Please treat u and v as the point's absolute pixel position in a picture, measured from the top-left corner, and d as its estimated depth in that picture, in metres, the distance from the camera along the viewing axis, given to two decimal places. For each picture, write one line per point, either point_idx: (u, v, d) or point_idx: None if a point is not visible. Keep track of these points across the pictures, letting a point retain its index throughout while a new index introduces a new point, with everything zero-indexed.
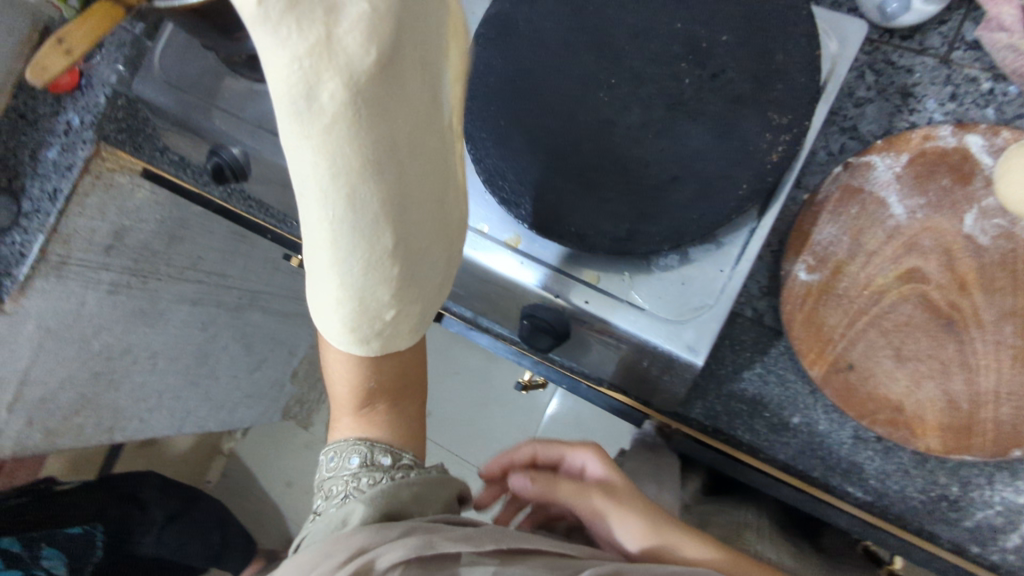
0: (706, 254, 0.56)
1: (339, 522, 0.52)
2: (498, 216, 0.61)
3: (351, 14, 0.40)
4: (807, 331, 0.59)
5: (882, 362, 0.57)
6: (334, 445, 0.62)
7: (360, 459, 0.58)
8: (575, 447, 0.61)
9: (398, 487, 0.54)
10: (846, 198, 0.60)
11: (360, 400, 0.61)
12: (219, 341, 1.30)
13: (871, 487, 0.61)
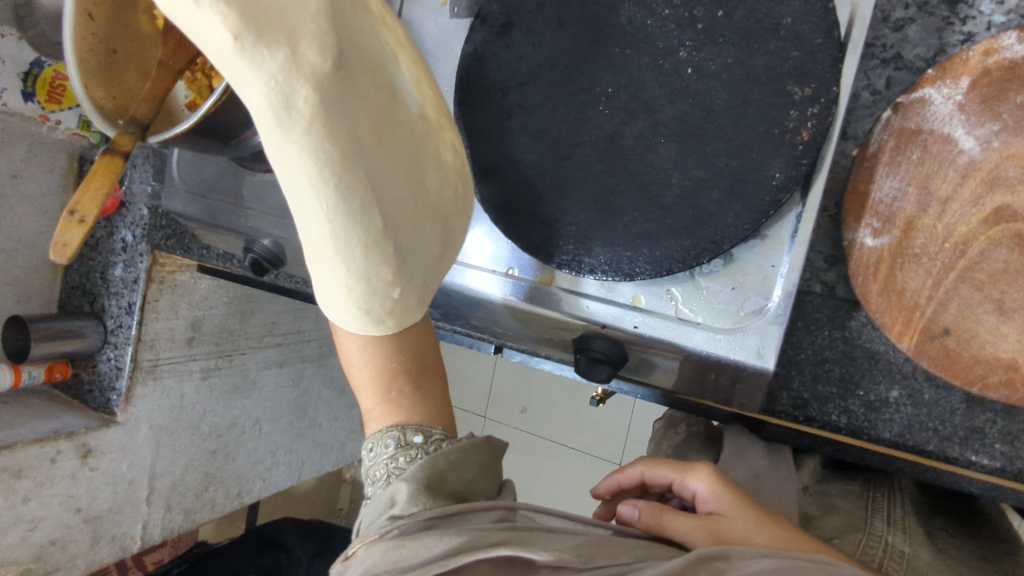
0: (752, 251, 0.51)
1: (388, 510, 0.48)
2: (526, 257, 0.59)
3: (306, 33, 0.43)
4: (886, 300, 0.53)
5: (983, 320, 0.51)
6: (369, 437, 0.57)
7: (395, 442, 0.54)
8: (681, 473, 0.55)
9: (435, 459, 0.50)
10: (903, 144, 0.53)
11: (385, 382, 0.57)
12: (314, 391, 1.36)
13: (999, 452, 0.54)
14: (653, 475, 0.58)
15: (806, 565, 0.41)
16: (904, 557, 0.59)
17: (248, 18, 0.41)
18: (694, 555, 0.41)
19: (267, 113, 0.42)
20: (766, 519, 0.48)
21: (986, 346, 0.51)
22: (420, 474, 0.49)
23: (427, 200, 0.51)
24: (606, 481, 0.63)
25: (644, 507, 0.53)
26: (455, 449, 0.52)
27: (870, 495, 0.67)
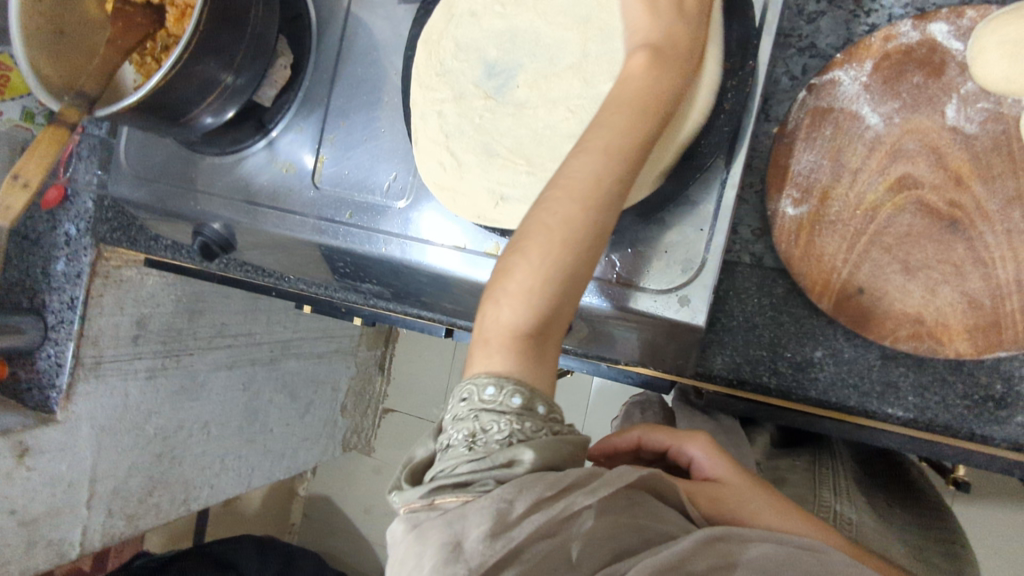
0: (684, 217, 0.55)
1: (496, 476, 0.36)
2: (474, 229, 0.62)
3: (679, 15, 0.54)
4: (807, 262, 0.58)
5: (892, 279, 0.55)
6: (481, 378, 0.40)
7: (523, 401, 0.39)
8: (692, 437, 0.53)
9: (561, 445, 0.39)
10: (817, 121, 0.58)
11: (545, 328, 0.41)
12: (265, 397, 1.33)
13: (911, 404, 0.59)
14: (656, 439, 0.55)
15: (799, 551, 0.40)
16: (854, 519, 0.62)
17: None
18: (703, 533, 0.39)
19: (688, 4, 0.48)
20: (769, 491, 0.49)
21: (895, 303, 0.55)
22: (546, 455, 0.38)
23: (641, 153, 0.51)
24: (601, 443, 0.58)
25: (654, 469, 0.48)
26: (578, 440, 0.41)
27: (817, 465, 0.70)
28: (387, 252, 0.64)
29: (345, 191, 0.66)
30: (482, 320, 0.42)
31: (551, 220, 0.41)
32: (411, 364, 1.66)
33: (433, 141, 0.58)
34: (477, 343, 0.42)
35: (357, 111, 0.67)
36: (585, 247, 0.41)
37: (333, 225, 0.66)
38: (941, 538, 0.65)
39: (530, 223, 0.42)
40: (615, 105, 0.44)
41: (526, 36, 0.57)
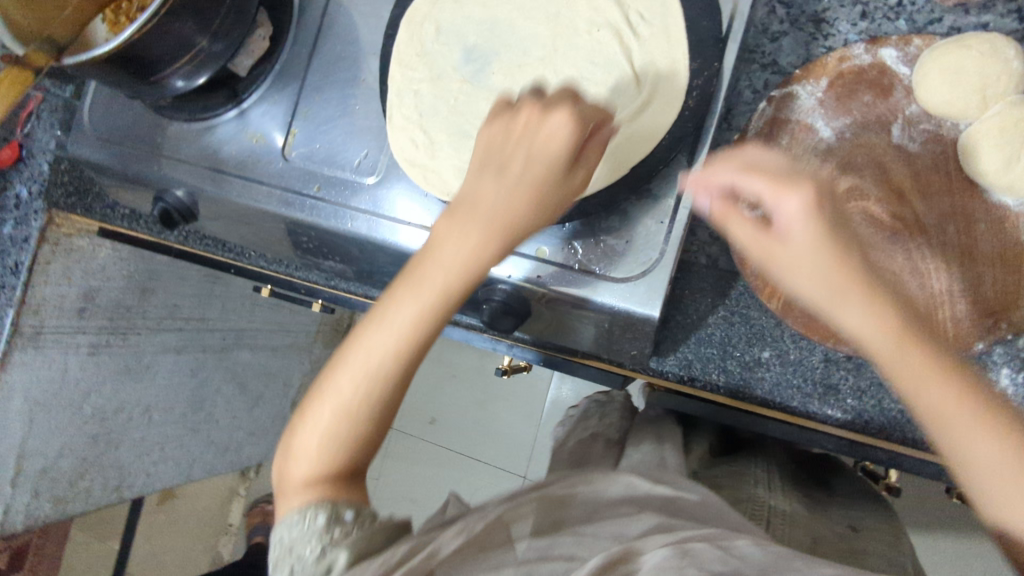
0: (645, 208, 0.57)
1: None
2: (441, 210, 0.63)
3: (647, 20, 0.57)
4: (807, 217, 0.59)
5: (852, 258, 0.58)
6: (286, 521, 0.42)
7: (327, 518, 0.41)
8: (786, 187, 0.59)
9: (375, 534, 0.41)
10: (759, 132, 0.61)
11: (343, 475, 0.44)
12: (213, 385, 1.30)
13: (848, 406, 0.62)
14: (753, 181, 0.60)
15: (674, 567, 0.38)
16: (785, 515, 0.63)
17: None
18: None
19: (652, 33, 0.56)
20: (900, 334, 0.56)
21: (846, 285, 0.58)
22: (359, 550, 0.40)
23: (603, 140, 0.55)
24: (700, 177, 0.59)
25: (821, 298, 0.59)
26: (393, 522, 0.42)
27: (752, 469, 0.72)
28: (352, 228, 0.64)
29: (316, 165, 0.66)
30: (281, 471, 0.45)
31: (377, 332, 0.44)
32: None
33: (407, 117, 0.59)
34: (300, 421, 0.45)
35: (333, 88, 0.68)
36: (399, 366, 0.44)
37: (301, 197, 0.66)
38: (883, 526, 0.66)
39: (335, 360, 0.46)
40: (472, 219, 0.45)
41: (504, 25, 0.59)
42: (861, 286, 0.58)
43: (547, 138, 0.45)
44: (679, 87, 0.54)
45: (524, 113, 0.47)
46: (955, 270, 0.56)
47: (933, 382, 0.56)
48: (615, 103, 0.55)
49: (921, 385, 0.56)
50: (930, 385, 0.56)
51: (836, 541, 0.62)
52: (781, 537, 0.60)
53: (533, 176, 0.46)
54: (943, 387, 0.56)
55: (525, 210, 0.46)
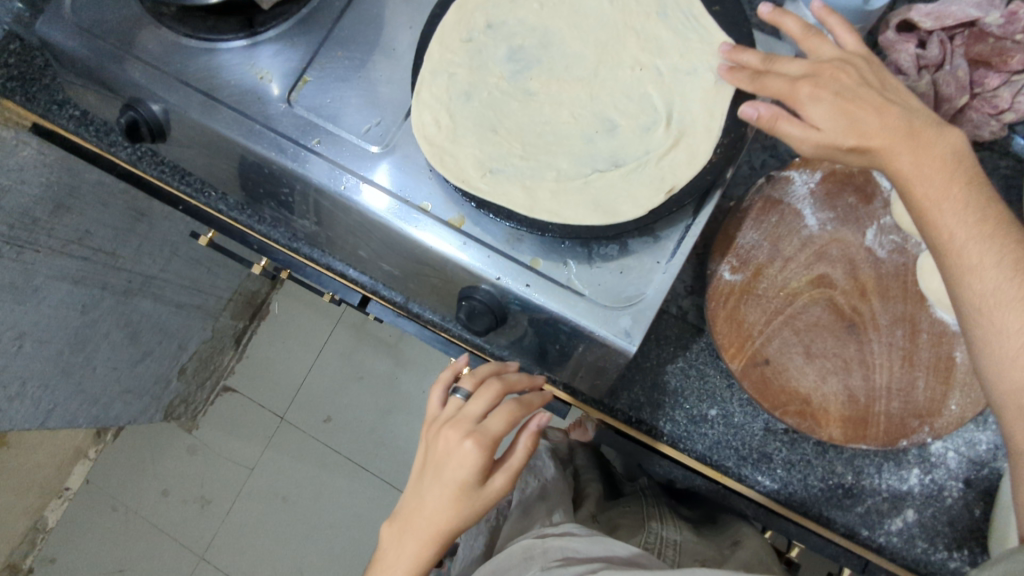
0: (644, 245, 0.58)
1: None
2: (442, 197, 0.61)
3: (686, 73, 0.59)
4: (820, 109, 0.51)
5: (903, 155, 0.49)
6: None
7: None
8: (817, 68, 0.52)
9: None
10: (812, 40, 0.55)
11: None
12: (101, 327, 1.16)
13: (778, 476, 0.65)
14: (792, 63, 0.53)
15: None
16: (676, 545, 0.67)
17: (693, 57, 0.59)
18: None
19: (694, 87, 0.58)
20: (956, 168, 0.49)
21: (899, 156, 0.49)
22: None
23: (623, 171, 0.56)
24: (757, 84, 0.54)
25: (907, 171, 0.49)
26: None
27: (645, 508, 0.76)
28: (342, 191, 0.60)
29: (320, 119, 0.63)
30: None
31: None
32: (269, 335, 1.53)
33: (436, 98, 0.58)
34: None
35: (357, 48, 0.65)
36: None
37: (296, 147, 0.62)
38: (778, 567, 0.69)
39: None
40: (405, 529, 0.57)
41: (554, 41, 0.60)
42: (943, 175, 0.49)
43: (456, 463, 0.56)
44: (707, 140, 0.56)
45: (444, 432, 0.58)
46: (896, 370, 0.61)
47: (983, 266, 0.47)
48: (644, 140, 0.57)
49: (978, 264, 0.47)
50: (976, 240, 0.47)
51: (722, 558, 0.66)
52: (672, 562, 0.64)
53: (458, 484, 0.56)
54: (1003, 261, 0.46)
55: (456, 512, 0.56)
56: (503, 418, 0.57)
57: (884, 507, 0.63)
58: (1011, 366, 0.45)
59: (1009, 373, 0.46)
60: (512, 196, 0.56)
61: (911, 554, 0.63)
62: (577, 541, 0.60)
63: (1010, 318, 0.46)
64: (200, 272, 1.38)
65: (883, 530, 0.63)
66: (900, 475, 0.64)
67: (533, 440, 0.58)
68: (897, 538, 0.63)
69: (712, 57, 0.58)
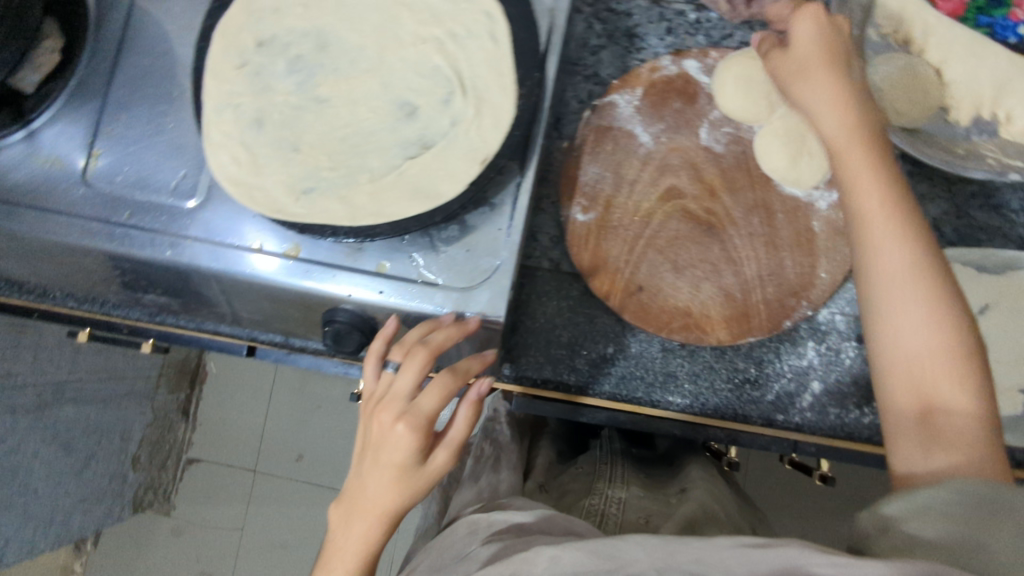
0: (482, 216, 0.57)
1: None
2: (272, 229, 0.58)
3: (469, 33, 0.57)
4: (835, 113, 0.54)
5: (855, 155, 0.51)
6: None
7: None
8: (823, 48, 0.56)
9: None
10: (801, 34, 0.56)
11: None
12: (27, 449, 1.12)
13: (687, 391, 0.66)
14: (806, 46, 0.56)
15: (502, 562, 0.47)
16: (619, 503, 0.69)
17: (471, 17, 0.57)
18: None
19: (480, 44, 0.56)
20: (878, 151, 0.52)
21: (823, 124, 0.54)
22: None
23: (435, 151, 0.55)
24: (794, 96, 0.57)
25: (834, 136, 0.54)
26: None
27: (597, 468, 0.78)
28: (169, 256, 0.57)
29: (124, 190, 0.59)
30: None
31: None
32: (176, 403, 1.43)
33: (226, 135, 0.56)
34: None
35: (139, 105, 0.61)
36: None
37: (108, 226, 0.58)
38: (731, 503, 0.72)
39: None
40: (349, 514, 0.52)
41: (328, 39, 0.57)
42: (862, 153, 0.52)
43: (390, 448, 0.51)
44: (505, 96, 0.55)
45: (376, 415, 0.53)
46: (762, 257, 0.62)
47: (895, 240, 0.49)
48: (445, 113, 0.55)
49: (880, 237, 0.49)
50: (888, 218, 0.49)
51: (669, 510, 0.67)
52: (615, 524, 0.66)
53: (396, 469, 0.51)
54: (914, 249, 0.48)
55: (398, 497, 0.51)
56: (436, 393, 0.52)
57: (792, 387, 0.65)
58: (903, 339, 0.47)
59: (905, 345, 0.47)
60: (332, 211, 0.54)
61: (827, 423, 0.65)
62: (518, 512, 0.59)
63: (914, 296, 0.47)
64: (117, 360, 1.33)
65: (797, 410, 0.65)
66: (797, 352, 0.65)
67: (474, 412, 0.54)
68: (810, 413, 0.65)
69: (488, 12, 0.56)
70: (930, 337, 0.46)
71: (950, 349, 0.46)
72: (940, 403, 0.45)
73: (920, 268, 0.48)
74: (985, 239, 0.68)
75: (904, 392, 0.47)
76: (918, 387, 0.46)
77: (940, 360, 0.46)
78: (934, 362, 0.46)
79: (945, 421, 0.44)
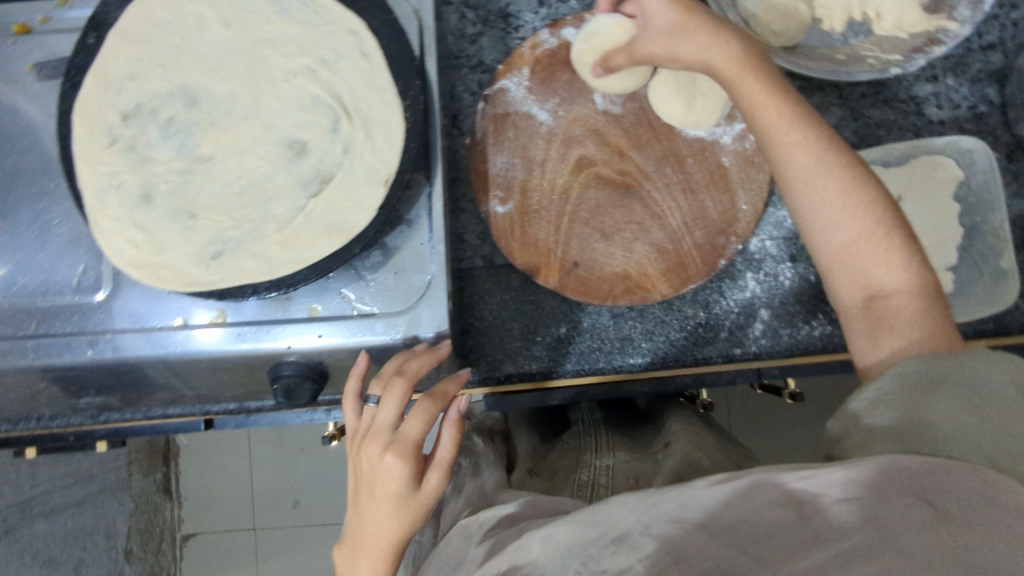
0: (401, 235, 0.56)
1: None
2: (191, 301, 0.55)
3: (339, 55, 0.55)
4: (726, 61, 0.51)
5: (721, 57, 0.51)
6: None
7: None
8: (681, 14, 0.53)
9: None
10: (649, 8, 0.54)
11: None
12: None
13: (646, 349, 0.67)
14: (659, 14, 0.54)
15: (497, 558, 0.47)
16: (607, 470, 0.70)
17: (337, 39, 0.55)
18: None
19: (353, 64, 0.54)
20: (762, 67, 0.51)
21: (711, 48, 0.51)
22: None
23: (337, 184, 0.53)
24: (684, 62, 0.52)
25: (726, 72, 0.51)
26: None
27: (582, 443, 0.79)
28: (92, 355, 0.54)
29: (24, 299, 0.56)
30: None
31: None
32: (149, 500, 1.35)
33: (116, 218, 0.53)
34: None
35: (15, 208, 0.57)
36: None
37: (17, 342, 0.54)
38: (716, 447, 0.74)
39: None
40: (353, 556, 0.50)
41: (196, 94, 0.54)
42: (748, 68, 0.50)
43: (382, 482, 0.48)
44: (391, 111, 0.53)
45: (364, 450, 0.50)
46: (684, 204, 0.63)
47: (804, 141, 0.48)
48: (336, 142, 0.54)
49: (787, 141, 0.49)
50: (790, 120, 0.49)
51: (656, 467, 0.69)
52: (607, 492, 0.67)
53: (392, 503, 0.48)
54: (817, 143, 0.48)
55: (399, 529, 0.49)
56: (420, 418, 0.50)
57: (742, 320, 0.67)
58: (833, 233, 0.48)
59: (839, 237, 0.47)
60: (247, 269, 0.52)
61: (783, 345, 0.67)
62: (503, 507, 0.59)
63: (829, 187, 0.48)
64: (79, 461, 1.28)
65: (752, 340, 0.67)
66: (739, 285, 0.67)
67: (461, 430, 0.51)
68: (765, 340, 0.67)
69: (354, 29, 0.55)
70: (855, 224, 0.47)
71: (879, 227, 0.47)
72: (875, 285, 0.47)
73: (829, 159, 0.48)
74: (883, 134, 0.70)
75: (846, 283, 0.48)
76: (857, 274, 0.47)
77: (868, 244, 0.47)
78: (866, 246, 0.47)
79: (888, 304, 0.46)
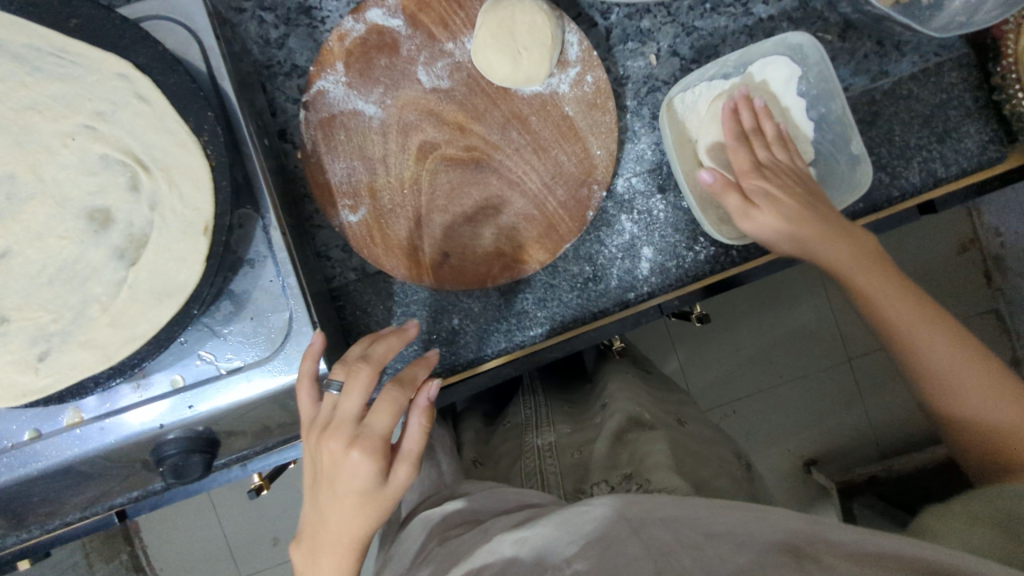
0: (247, 277, 0.52)
1: None
2: (37, 410, 0.51)
3: (115, 105, 0.49)
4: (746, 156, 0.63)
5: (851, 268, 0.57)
6: None
7: None
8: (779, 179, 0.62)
9: None
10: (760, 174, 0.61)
11: None
12: None
13: (544, 318, 0.65)
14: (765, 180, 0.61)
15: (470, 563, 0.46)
16: (552, 451, 0.68)
17: (106, 86, 0.49)
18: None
19: (135, 110, 0.48)
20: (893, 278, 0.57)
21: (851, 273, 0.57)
22: None
23: (155, 244, 0.48)
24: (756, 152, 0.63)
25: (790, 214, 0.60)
26: None
27: (522, 422, 0.77)
28: None
29: None
30: None
31: None
32: None
33: None
34: None
35: None
36: None
37: None
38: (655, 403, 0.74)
39: None
40: (314, 552, 0.47)
41: None
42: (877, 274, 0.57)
43: (347, 477, 0.45)
44: (187, 154, 0.47)
45: (324, 444, 0.46)
46: (538, 165, 0.61)
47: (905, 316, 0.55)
48: (142, 200, 0.49)
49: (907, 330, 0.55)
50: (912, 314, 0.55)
51: (593, 434, 0.68)
52: (555, 471, 0.65)
53: (359, 497, 0.45)
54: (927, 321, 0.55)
55: (366, 524, 0.46)
56: (387, 411, 0.46)
57: (629, 263, 0.66)
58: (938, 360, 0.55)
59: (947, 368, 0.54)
60: (82, 361, 0.48)
61: (674, 277, 0.66)
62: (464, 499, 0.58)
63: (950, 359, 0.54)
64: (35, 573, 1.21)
65: (643, 280, 0.66)
66: (616, 230, 0.66)
67: (432, 417, 0.48)
68: (655, 278, 0.66)
69: (120, 69, 0.48)
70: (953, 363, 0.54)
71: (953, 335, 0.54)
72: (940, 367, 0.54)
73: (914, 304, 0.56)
74: (720, 42, 0.69)
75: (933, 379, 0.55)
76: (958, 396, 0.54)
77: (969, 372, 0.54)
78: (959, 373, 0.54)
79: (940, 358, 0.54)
